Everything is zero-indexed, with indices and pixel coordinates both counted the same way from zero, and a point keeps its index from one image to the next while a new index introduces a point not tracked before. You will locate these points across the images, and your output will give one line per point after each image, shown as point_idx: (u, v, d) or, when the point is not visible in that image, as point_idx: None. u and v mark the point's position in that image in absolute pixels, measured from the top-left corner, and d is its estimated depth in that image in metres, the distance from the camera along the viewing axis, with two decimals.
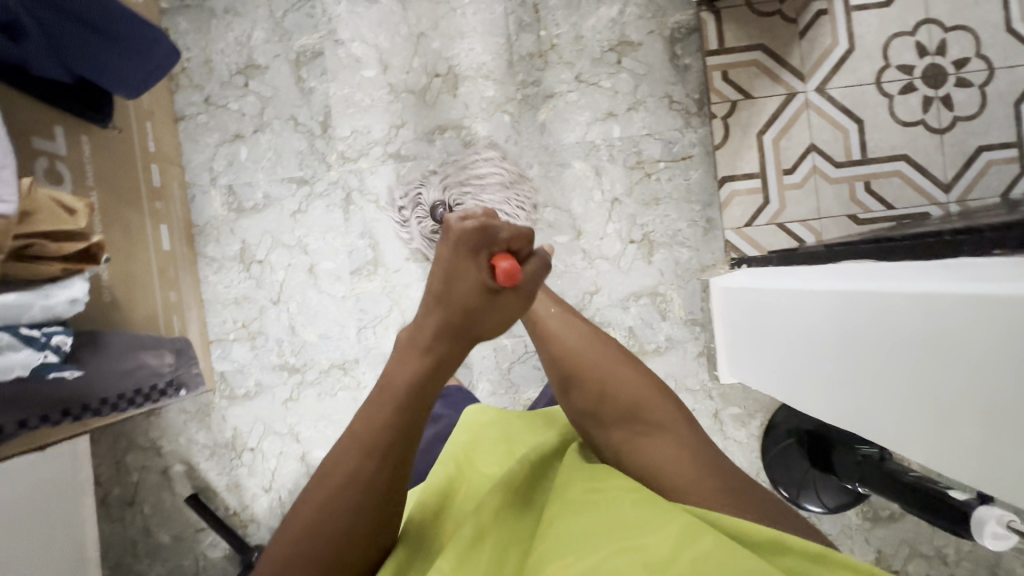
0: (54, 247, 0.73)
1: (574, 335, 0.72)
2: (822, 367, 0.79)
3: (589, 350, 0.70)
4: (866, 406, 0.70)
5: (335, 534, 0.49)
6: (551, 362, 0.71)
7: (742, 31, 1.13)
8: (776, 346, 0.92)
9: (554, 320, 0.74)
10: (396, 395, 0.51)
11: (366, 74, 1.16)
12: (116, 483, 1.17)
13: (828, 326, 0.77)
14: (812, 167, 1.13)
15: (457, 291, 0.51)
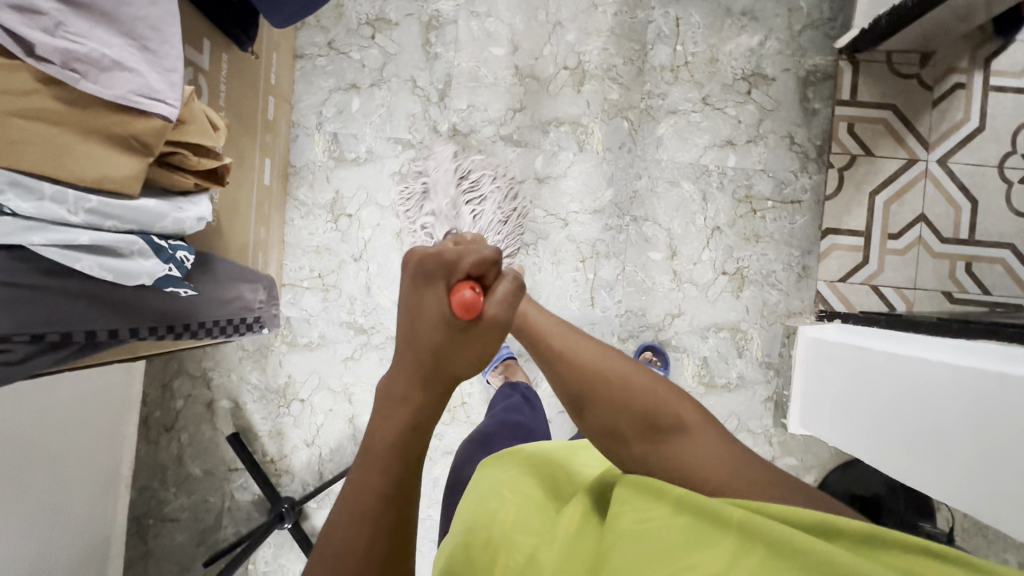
0: (194, 162, 0.72)
1: (577, 342, 0.55)
2: (935, 446, 0.73)
3: (596, 356, 0.54)
4: (993, 487, 0.64)
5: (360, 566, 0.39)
6: (551, 372, 0.55)
7: (877, 87, 1.12)
8: (873, 414, 0.85)
9: (549, 323, 0.57)
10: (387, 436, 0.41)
11: (494, 51, 1.14)
12: (158, 406, 1.15)
13: (950, 402, 0.71)
14: (917, 237, 1.12)
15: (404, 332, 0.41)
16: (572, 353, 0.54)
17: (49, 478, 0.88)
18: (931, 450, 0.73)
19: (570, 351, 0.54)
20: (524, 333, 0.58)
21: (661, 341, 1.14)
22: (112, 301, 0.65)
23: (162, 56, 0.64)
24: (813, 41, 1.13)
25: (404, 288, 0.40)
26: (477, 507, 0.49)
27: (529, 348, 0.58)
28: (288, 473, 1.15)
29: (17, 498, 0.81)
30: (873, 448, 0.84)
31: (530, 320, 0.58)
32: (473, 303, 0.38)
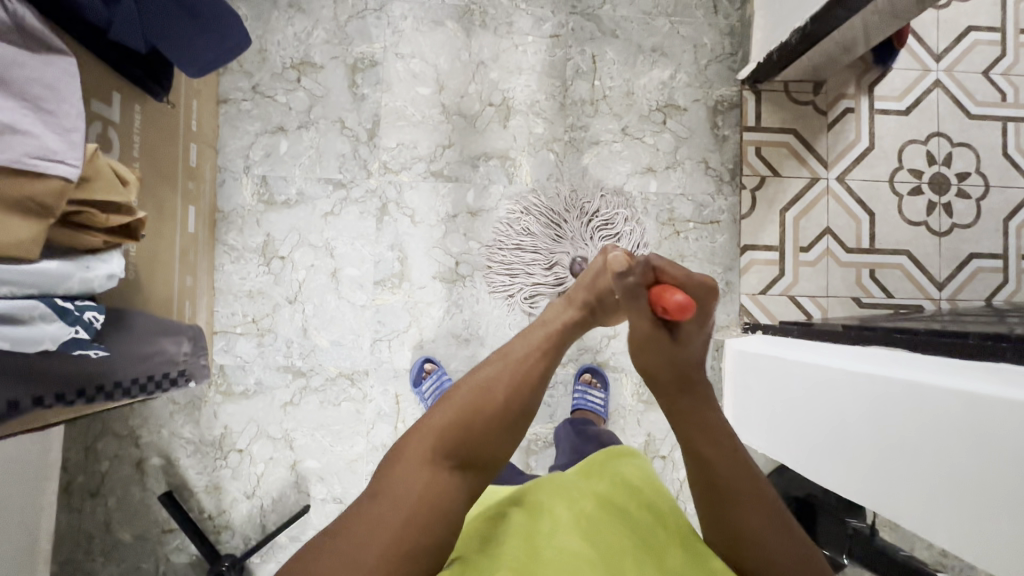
0: (103, 218, 0.70)
1: (779, 535, 0.56)
2: (837, 440, 0.80)
3: (794, 552, 0.56)
4: (881, 478, 0.71)
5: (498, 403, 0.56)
6: (717, 533, 0.58)
7: (778, 114, 1.22)
8: (791, 411, 0.92)
9: (754, 504, 0.57)
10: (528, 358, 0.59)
11: (421, 91, 1.17)
12: (81, 471, 1.08)
13: (850, 401, 0.78)
14: (825, 249, 1.21)
15: (557, 311, 0.63)
16: (767, 546, 0.56)
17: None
18: (838, 447, 0.80)
19: (771, 546, 0.56)
20: (717, 505, 0.58)
21: (600, 362, 1.16)
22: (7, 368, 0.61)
23: (61, 116, 0.63)
24: (719, 73, 1.22)
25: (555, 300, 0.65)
26: (559, 498, 0.60)
27: (705, 501, 0.59)
28: (228, 529, 1.10)
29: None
30: (790, 443, 0.92)
31: (739, 500, 0.57)
32: (681, 301, 0.53)
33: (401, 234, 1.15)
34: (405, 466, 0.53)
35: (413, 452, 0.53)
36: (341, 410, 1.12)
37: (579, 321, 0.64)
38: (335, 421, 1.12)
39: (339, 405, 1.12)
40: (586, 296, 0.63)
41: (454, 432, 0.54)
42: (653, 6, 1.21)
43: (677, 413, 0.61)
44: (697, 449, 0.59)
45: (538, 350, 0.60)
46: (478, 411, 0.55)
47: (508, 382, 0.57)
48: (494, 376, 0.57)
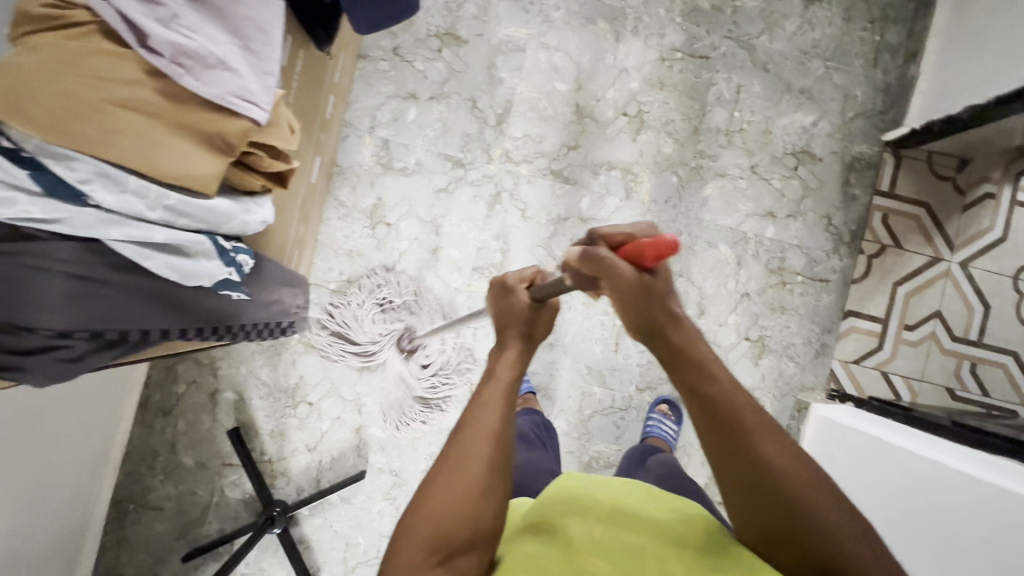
0: (267, 164, 0.70)
1: (787, 456, 0.48)
2: (923, 531, 0.78)
3: (812, 483, 0.48)
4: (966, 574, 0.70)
5: (475, 471, 0.51)
6: (724, 462, 0.49)
7: (914, 184, 1.17)
8: (869, 492, 0.90)
9: (758, 423, 0.49)
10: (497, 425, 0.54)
11: (557, 86, 1.15)
12: (159, 389, 1.11)
13: (953, 499, 0.76)
14: (930, 331, 1.17)
15: (499, 358, 0.58)
16: (779, 472, 0.48)
17: (31, 460, 0.84)
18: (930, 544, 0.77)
19: (780, 474, 0.48)
20: (724, 433, 0.49)
21: (677, 396, 1.15)
22: (169, 301, 0.61)
23: (263, 58, 0.60)
24: (863, 130, 1.17)
25: (489, 351, 0.60)
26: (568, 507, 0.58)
27: (706, 434, 0.50)
28: (284, 476, 1.12)
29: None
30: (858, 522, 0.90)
31: (743, 421, 0.49)
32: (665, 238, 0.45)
33: (508, 226, 1.14)
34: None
35: (400, 558, 0.48)
36: (415, 385, 1.13)
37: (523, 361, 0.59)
38: (406, 394, 1.13)
39: (414, 380, 1.13)
40: (522, 326, 0.60)
41: (433, 528, 0.49)
42: (811, 47, 1.16)
43: (668, 357, 0.52)
44: (687, 374, 0.51)
45: (495, 405, 0.55)
46: (445, 499, 0.50)
47: (471, 453, 0.52)
48: (451, 459, 0.52)
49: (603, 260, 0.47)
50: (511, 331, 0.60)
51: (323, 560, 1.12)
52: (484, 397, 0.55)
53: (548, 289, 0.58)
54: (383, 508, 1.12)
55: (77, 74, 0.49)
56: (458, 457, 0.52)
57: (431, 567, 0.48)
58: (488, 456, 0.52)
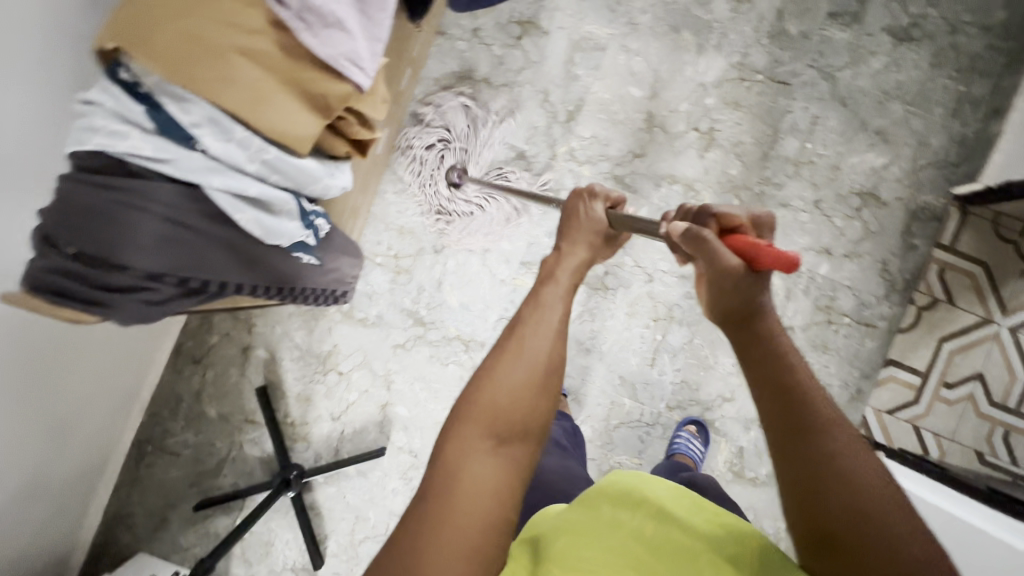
0: (354, 131, 0.68)
1: (860, 461, 0.47)
2: None
3: (874, 487, 0.45)
4: None
5: (533, 366, 0.55)
6: (775, 419, 0.50)
7: (977, 242, 1.15)
8: None
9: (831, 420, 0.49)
10: (553, 327, 0.58)
11: (632, 91, 1.13)
12: (193, 336, 1.11)
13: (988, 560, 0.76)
14: (968, 392, 1.15)
15: (561, 262, 0.64)
16: (840, 464, 0.46)
17: (65, 389, 0.85)
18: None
19: (847, 469, 0.46)
20: (790, 428, 0.49)
21: (706, 419, 1.13)
22: (250, 257, 0.60)
23: (377, 24, 0.56)
24: (933, 179, 1.15)
25: (551, 255, 0.66)
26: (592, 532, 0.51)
27: (772, 416, 0.51)
28: (304, 441, 1.12)
29: (20, 406, 0.77)
30: None
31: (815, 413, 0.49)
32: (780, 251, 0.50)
33: None
34: (456, 449, 0.50)
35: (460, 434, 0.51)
36: (446, 370, 1.12)
37: (580, 270, 0.65)
38: (436, 378, 1.12)
39: (445, 365, 1.12)
40: (593, 237, 0.67)
41: (489, 413, 0.52)
42: (893, 88, 1.14)
43: (742, 343, 0.56)
44: (757, 355, 0.54)
45: (556, 312, 0.59)
46: (508, 382, 0.53)
47: (530, 347, 0.56)
48: (516, 348, 0.56)
49: (710, 244, 0.54)
50: (581, 237, 0.66)
51: (331, 529, 1.12)
52: (546, 297, 0.60)
53: (628, 220, 0.64)
54: (397, 487, 1.11)
55: (207, 17, 0.49)
56: (517, 353, 0.56)
57: (489, 447, 0.50)
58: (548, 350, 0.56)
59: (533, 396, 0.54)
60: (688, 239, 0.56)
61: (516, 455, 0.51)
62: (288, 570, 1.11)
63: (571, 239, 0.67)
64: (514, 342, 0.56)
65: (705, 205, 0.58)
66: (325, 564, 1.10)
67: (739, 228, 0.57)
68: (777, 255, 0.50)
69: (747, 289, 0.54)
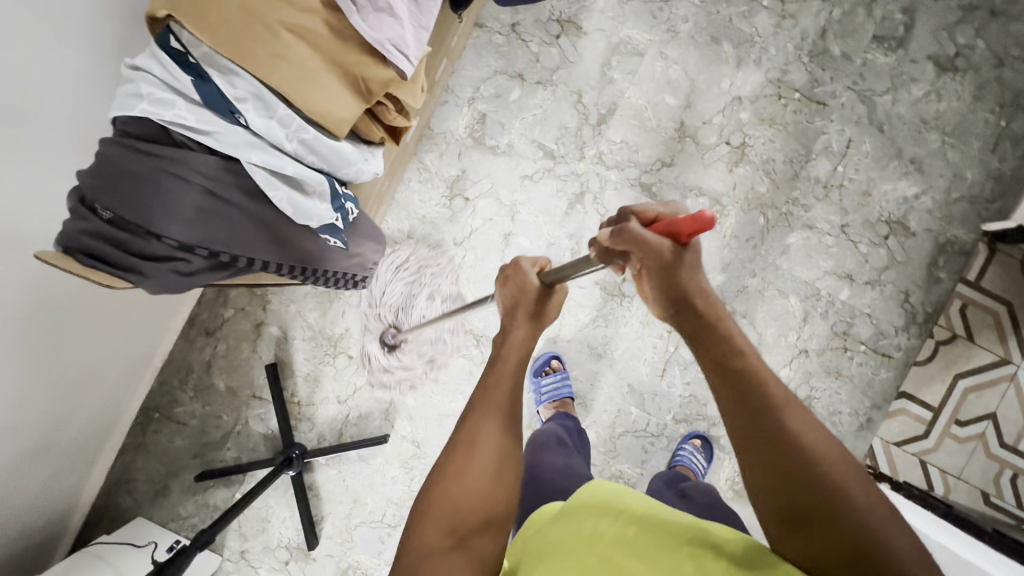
0: (392, 117, 0.68)
1: (828, 449, 0.45)
2: None
3: (833, 462, 0.44)
4: None
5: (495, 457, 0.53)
6: (738, 415, 0.47)
7: (1003, 280, 1.13)
8: None
9: (786, 399, 0.47)
10: (507, 401, 0.55)
11: (667, 99, 1.12)
12: (208, 308, 1.11)
13: None
14: (980, 432, 1.14)
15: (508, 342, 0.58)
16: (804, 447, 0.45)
17: (77, 351, 0.86)
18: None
19: (823, 466, 0.44)
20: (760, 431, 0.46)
21: (711, 435, 1.12)
22: (281, 236, 0.60)
23: (424, 11, 0.56)
24: (964, 214, 1.13)
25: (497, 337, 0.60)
26: (568, 551, 0.47)
27: (735, 422, 0.47)
28: (309, 422, 1.12)
29: (32, 364, 0.78)
30: None
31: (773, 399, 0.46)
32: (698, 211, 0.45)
33: (585, 227, 1.11)
34: (410, 565, 0.48)
35: (416, 542, 0.49)
36: (455, 363, 1.12)
37: (529, 342, 0.59)
38: (445, 371, 1.12)
39: (455, 358, 1.11)
40: (530, 304, 0.60)
41: (450, 511, 0.50)
42: (933, 117, 1.12)
43: (691, 332, 0.51)
44: (710, 342, 0.50)
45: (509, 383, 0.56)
46: (467, 480, 0.51)
47: (486, 432, 0.53)
48: (468, 437, 0.53)
49: (637, 236, 0.48)
50: (521, 312, 0.60)
51: (328, 511, 1.12)
52: (497, 373, 0.57)
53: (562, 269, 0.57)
54: (397, 475, 1.12)
55: None
56: (472, 440, 0.53)
57: (448, 548, 0.49)
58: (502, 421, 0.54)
59: (494, 485, 0.52)
60: (616, 239, 0.50)
61: (478, 550, 0.50)
62: (282, 547, 1.12)
63: (508, 289, 0.61)
64: (469, 427, 0.53)
65: (622, 206, 0.53)
66: (319, 545, 1.11)
67: (658, 219, 0.52)
68: (692, 219, 0.46)
69: (678, 276, 0.50)
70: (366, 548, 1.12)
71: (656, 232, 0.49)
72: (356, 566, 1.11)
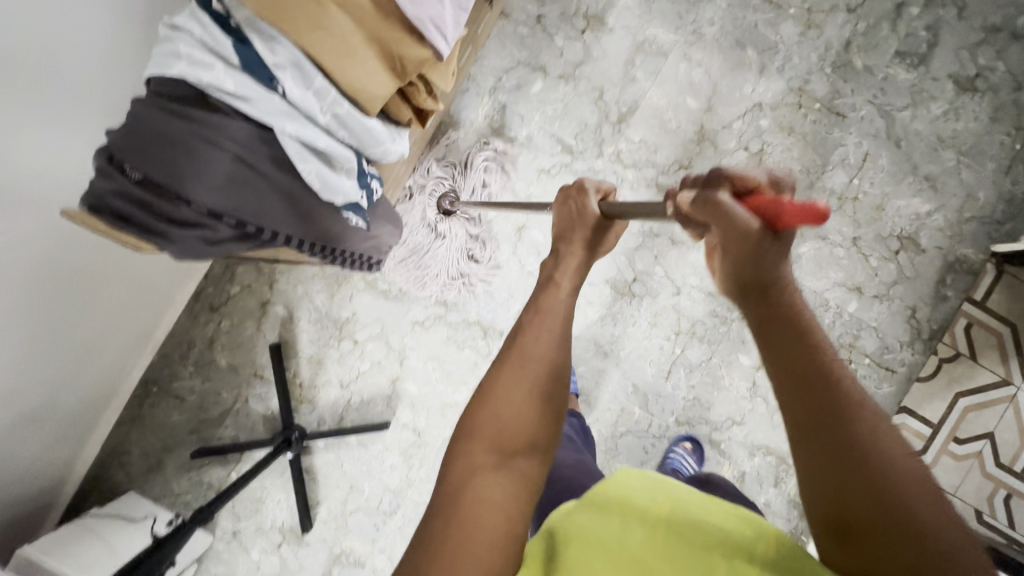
0: (421, 99, 0.67)
1: (897, 453, 0.43)
2: None
3: (904, 471, 0.42)
4: None
5: (542, 369, 0.57)
6: (802, 409, 0.45)
7: (1009, 302, 1.14)
8: None
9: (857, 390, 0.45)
10: (558, 319, 0.61)
11: (688, 101, 1.12)
12: (213, 283, 1.10)
13: None
14: (977, 450, 1.14)
15: (561, 265, 0.65)
16: (872, 452, 0.42)
17: (81, 320, 0.84)
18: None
19: (885, 467, 0.42)
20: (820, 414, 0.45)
21: (712, 439, 1.13)
22: (305, 211, 0.59)
23: None
24: (975, 234, 1.13)
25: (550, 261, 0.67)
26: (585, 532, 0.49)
27: (793, 412, 0.46)
28: (309, 404, 1.11)
29: (34, 330, 0.76)
30: None
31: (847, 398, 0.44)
32: (812, 202, 0.41)
33: None
34: (462, 470, 0.51)
35: (467, 452, 0.52)
36: (461, 353, 1.11)
37: (580, 273, 0.66)
38: (451, 360, 1.11)
39: (461, 348, 1.11)
40: (588, 233, 0.66)
41: (496, 426, 0.53)
42: (949, 136, 1.13)
43: (760, 319, 0.50)
44: (777, 330, 0.49)
45: (563, 311, 0.61)
46: (510, 397, 0.55)
47: (536, 346, 0.58)
48: (520, 356, 0.58)
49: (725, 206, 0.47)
50: (577, 237, 0.66)
51: (324, 496, 1.11)
52: (549, 297, 0.63)
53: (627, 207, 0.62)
54: (396, 463, 1.11)
55: None
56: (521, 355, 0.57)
57: (491, 464, 0.51)
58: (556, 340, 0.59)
59: (543, 401, 0.56)
60: (701, 206, 0.49)
61: (522, 468, 0.52)
62: (275, 529, 1.11)
63: (572, 209, 0.68)
64: (519, 343, 0.58)
65: (717, 165, 0.50)
66: (313, 529, 1.10)
67: (759, 189, 0.49)
68: (801, 210, 0.42)
69: (763, 261, 0.49)
70: (360, 534, 1.11)
71: (751, 209, 0.47)
72: (349, 551, 1.11)
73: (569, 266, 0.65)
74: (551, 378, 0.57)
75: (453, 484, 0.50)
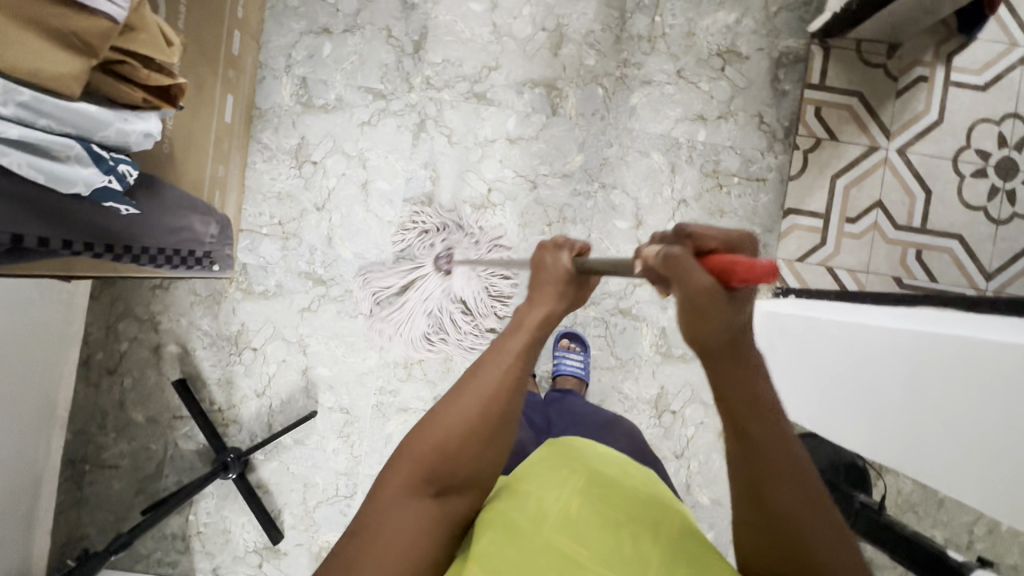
0: (144, 74, 0.66)
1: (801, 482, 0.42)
2: (876, 409, 0.77)
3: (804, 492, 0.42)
4: (920, 456, 0.68)
5: (486, 413, 0.45)
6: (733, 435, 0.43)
7: (846, 74, 1.14)
8: (830, 362, 0.90)
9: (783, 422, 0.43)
10: (510, 357, 0.47)
11: (472, 7, 1.13)
12: (102, 347, 1.11)
13: (891, 361, 0.76)
14: (872, 223, 1.15)
15: (525, 309, 0.49)
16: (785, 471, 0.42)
17: None
18: (867, 441, 0.79)
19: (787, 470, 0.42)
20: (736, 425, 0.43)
21: (621, 309, 1.14)
22: (51, 211, 0.60)
23: None
24: (788, 23, 1.14)
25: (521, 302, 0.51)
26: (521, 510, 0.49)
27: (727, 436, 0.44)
28: (236, 424, 1.12)
29: None
30: (822, 399, 0.91)
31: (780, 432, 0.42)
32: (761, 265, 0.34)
33: (436, 153, 1.12)
34: (379, 505, 0.44)
35: (387, 483, 0.45)
36: (357, 322, 1.12)
37: (551, 323, 0.49)
38: (349, 332, 1.12)
39: (356, 317, 1.12)
40: (561, 281, 0.50)
41: (426, 466, 0.45)
42: None
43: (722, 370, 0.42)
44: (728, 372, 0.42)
45: (514, 355, 0.47)
46: (443, 439, 0.45)
47: (478, 384, 0.46)
48: (460, 393, 0.46)
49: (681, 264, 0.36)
50: (546, 278, 0.50)
51: (284, 503, 1.12)
52: (512, 330, 0.49)
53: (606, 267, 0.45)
54: (337, 446, 1.12)
55: None
56: (466, 396, 0.46)
57: (417, 498, 0.45)
58: (513, 371, 0.46)
59: (482, 449, 0.45)
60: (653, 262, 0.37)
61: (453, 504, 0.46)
62: (251, 551, 1.12)
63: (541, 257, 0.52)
64: (462, 383, 0.47)
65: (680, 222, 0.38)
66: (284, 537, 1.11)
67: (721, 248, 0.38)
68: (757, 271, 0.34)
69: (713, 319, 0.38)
70: (331, 525, 1.12)
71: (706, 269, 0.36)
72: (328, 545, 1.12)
73: (535, 301, 0.50)
74: (498, 428, 0.46)
75: (373, 504, 0.45)
